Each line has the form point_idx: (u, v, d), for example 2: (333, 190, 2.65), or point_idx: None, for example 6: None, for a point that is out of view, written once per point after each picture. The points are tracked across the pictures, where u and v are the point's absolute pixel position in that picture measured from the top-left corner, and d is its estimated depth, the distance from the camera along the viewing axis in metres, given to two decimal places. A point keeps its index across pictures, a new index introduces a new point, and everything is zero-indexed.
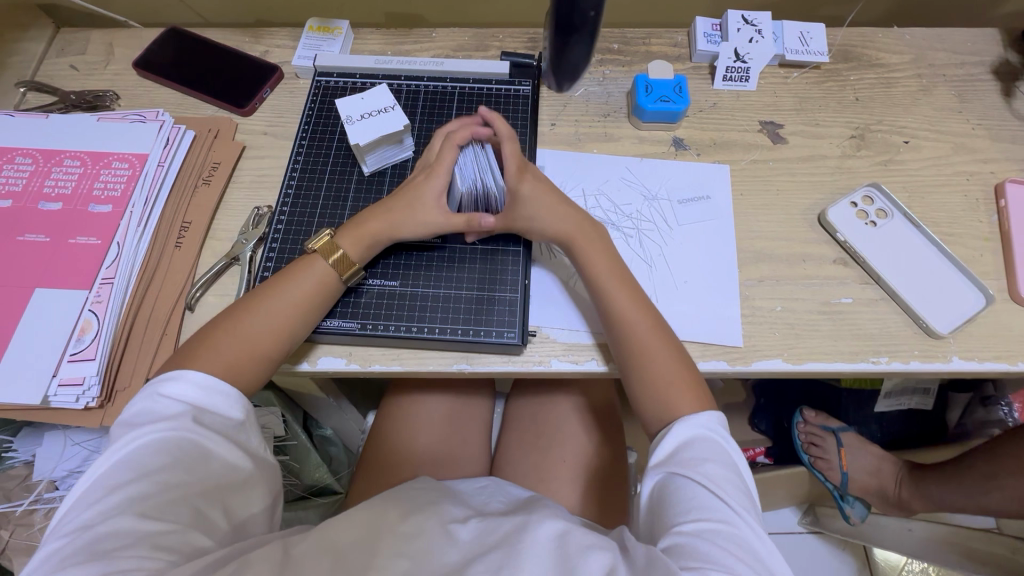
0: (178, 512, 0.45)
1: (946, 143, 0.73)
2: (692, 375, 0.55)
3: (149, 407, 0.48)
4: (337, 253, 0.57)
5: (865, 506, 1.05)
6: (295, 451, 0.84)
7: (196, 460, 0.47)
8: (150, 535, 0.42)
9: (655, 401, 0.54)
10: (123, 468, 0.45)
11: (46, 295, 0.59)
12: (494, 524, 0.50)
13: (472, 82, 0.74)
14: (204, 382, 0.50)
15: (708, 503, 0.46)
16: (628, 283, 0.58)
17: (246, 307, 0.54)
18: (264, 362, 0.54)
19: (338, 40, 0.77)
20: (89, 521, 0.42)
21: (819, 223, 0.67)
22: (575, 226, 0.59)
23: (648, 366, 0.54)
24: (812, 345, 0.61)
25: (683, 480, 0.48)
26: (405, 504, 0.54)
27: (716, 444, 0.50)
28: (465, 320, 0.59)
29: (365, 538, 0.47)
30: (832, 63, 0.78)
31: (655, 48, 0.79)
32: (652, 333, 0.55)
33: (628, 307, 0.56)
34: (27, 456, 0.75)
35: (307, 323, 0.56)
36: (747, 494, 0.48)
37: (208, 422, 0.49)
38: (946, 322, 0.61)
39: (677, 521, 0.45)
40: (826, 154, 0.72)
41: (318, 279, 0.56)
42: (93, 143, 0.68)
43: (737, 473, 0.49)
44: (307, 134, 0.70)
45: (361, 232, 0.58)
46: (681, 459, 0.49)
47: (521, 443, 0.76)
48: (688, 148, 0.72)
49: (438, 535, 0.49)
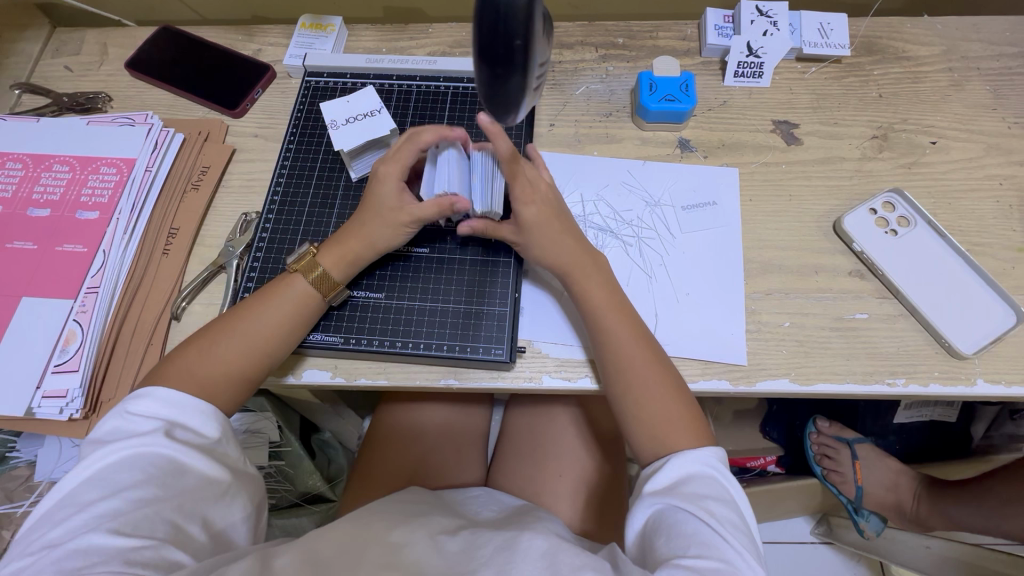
0: (152, 526, 0.42)
1: (977, 143, 0.67)
2: (685, 400, 0.52)
3: (121, 424, 0.46)
4: (317, 271, 0.55)
5: (881, 519, 0.99)
6: (290, 456, 0.83)
7: (169, 474, 0.44)
8: (120, 552, 0.39)
9: (646, 426, 0.51)
10: (92, 484, 0.43)
11: (33, 305, 0.59)
12: (484, 537, 0.48)
13: (467, 81, 0.71)
14: (177, 399, 0.48)
15: (710, 540, 0.42)
16: (627, 312, 0.55)
17: (223, 327, 0.53)
18: (242, 381, 0.52)
19: (330, 37, 0.74)
20: (57, 541, 0.40)
21: (835, 231, 0.63)
22: (570, 257, 0.56)
23: (637, 390, 0.52)
24: (823, 364, 0.57)
25: (682, 515, 0.44)
26: (390, 517, 0.51)
27: (718, 481, 0.47)
28: (452, 335, 0.57)
29: (347, 549, 0.45)
30: (854, 57, 0.72)
31: (662, 42, 0.74)
32: (641, 354, 0.53)
33: (619, 334, 0.53)
34: (30, 456, 0.76)
35: (286, 343, 0.54)
36: (749, 535, 0.45)
37: (183, 437, 0.47)
38: (971, 342, 0.56)
39: (676, 557, 0.42)
40: (844, 156, 0.67)
41: (299, 298, 0.54)
42: (83, 147, 0.67)
43: (738, 512, 0.46)
44: (295, 138, 0.68)
45: (343, 248, 0.56)
46: (680, 492, 0.46)
47: (518, 456, 0.73)
48: (694, 150, 0.68)
49: (424, 547, 0.46)
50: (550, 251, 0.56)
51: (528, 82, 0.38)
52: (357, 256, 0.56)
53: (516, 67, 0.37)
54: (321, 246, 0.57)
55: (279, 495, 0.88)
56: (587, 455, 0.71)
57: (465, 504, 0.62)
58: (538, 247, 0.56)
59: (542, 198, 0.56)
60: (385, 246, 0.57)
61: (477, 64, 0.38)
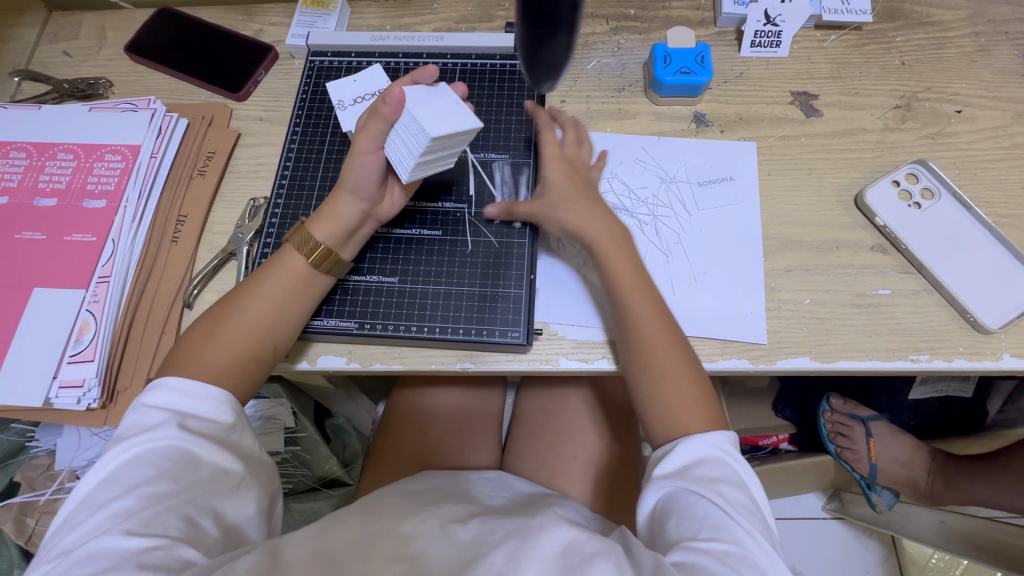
0: (164, 523, 0.42)
1: (1004, 111, 0.65)
2: (701, 381, 0.52)
3: (135, 418, 0.47)
4: (310, 243, 0.54)
5: (894, 493, 0.99)
6: (305, 442, 0.83)
7: (181, 468, 0.44)
8: (133, 553, 0.40)
9: (662, 407, 0.51)
10: (106, 485, 0.43)
11: (45, 296, 0.58)
12: (495, 524, 0.48)
13: (475, 57, 0.68)
14: (189, 388, 0.48)
15: (721, 522, 0.42)
16: (651, 290, 0.54)
17: (224, 308, 0.53)
18: (247, 361, 0.51)
19: (333, 15, 0.72)
20: (73, 546, 0.41)
21: (856, 205, 0.61)
22: (602, 227, 0.55)
23: (660, 368, 0.51)
24: (844, 341, 0.56)
25: (693, 497, 0.44)
26: (400, 508, 0.51)
27: (729, 464, 0.47)
28: (468, 319, 0.57)
29: (360, 539, 0.45)
30: (875, 23, 0.70)
31: (675, 13, 0.72)
32: (659, 326, 0.52)
33: (642, 308, 0.52)
34: (49, 445, 0.78)
35: (289, 318, 0.53)
36: (760, 514, 0.45)
37: (196, 427, 0.47)
38: (998, 316, 0.55)
39: (687, 539, 0.42)
40: (866, 127, 0.65)
41: (293, 271, 0.54)
42: (86, 134, 0.66)
43: (748, 493, 0.46)
44: (301, 119, 0.66)
45: (336, 219, 0.54)
46: (692, 476, 0.46)
47: (533, 437, 0.73)
48: (710, 124, 0.66)
49: (435, 535, 0.46)
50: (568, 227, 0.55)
51: (574, 37, 0.38)
52: (345, 223, 0.55)
53: (564, 25, 0.36)
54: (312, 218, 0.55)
55: (297, 480, 0.89)
56: (600, 436, 0.71)
57: (475, 487, 0.62)
58: (563, 213, 0.56)
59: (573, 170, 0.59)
60: None
61: (519, 23, 0.38)
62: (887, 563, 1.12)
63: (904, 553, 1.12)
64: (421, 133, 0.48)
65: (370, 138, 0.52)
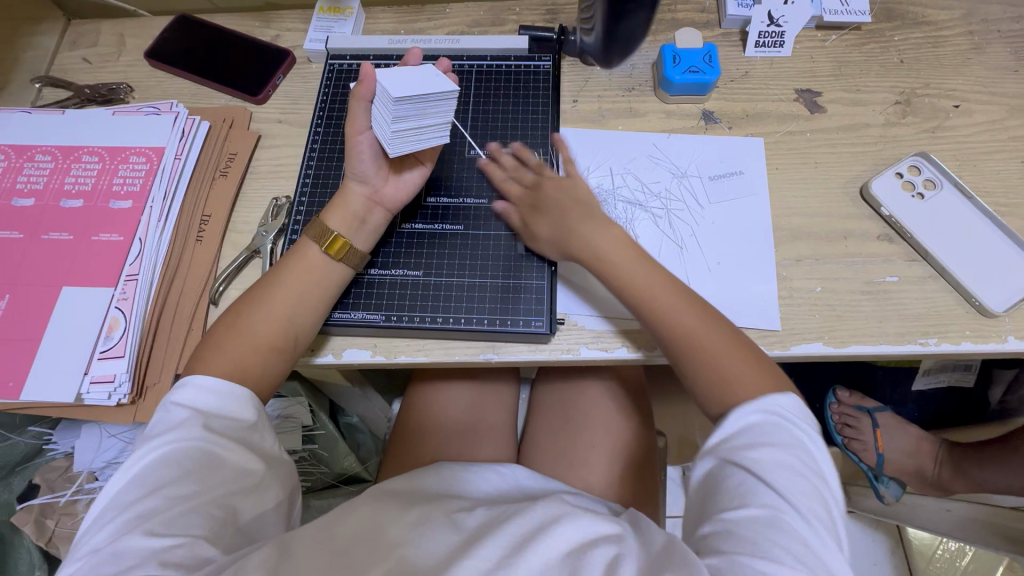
0: (188, 522, 0.42)
1: (1000, 106, 0.68)
2: (747, 347, 0.52)
3: (161, 417, 0.47)
4: (327, 235, 0.56)
5: (901, 484, 1.01)
6: (323, 439, 0.85)
7: (205, 468, 0.45)
8: (155, 553, 0.40)
9: (722, 382, 0.51)
10: (132, 485, 0.44)
11: (73, 294, 0.59)
12: (501, 509, 0.48)
13: (489, 59, 0.71)
14: (211, 385, 0.49)
15: (755, 490, 0.43)
16: (675, 286, 0.54)
17: (244, 302, 0.54)
18: (269, 353, 0.52)
19: (349, 21, 0.74)
20: (100, 544, 0.41)
21: (862, 197, 0.64)
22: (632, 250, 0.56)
23: (710, 366, 0.51)
24: (855, 327, 0.58)
25: (730, 468, 0.45)
26: (419, 498, 0.51)
27: (775, 427, 0.47)
28: (491, 310, 0.58)
29: (365, 532, 0.44)
30: (874, 23, 0.72)
31: (681, 15, 0.74)
32: (697, 323, 0.52)
33: (672, 309, 0.52)
34: (66, 447, 0.78)
35: (308, 310, 0.54)
36: (814, 482, 0.44)
37: (217, 428, 0.47)
38: (1002, 300, 0.57)
39: (720, 510, 0.44)
40: (869, 122, 0.67)
41: (308, 264, 0.55)
42: (111, 138, 0.67)
43: (798, 455, 0.45)
44: (322, 121, 0.68)
45: (352, 213, 0.57)
46: (732, 445, 0.47)
47: (548, 430, 0.74)
48: (718, 121, 0.68)
49: (450, 528, 0.45)
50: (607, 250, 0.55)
51: (651, 16, 0.52)
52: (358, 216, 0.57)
53: (634, 9, 0.51)
54: (327, 211, 0.57)
55: (315, 477, 0.92)
56: (618, 428, 0.72)
57: (479, 472, 0.60)
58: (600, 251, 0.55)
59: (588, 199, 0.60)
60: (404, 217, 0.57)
61: (605, 19, 0.55)
62: (895, 554, 1.13)
63: (910, 546, 1.13)
64: (388, 98, 0.49)
65: (361, 117, 0.55)
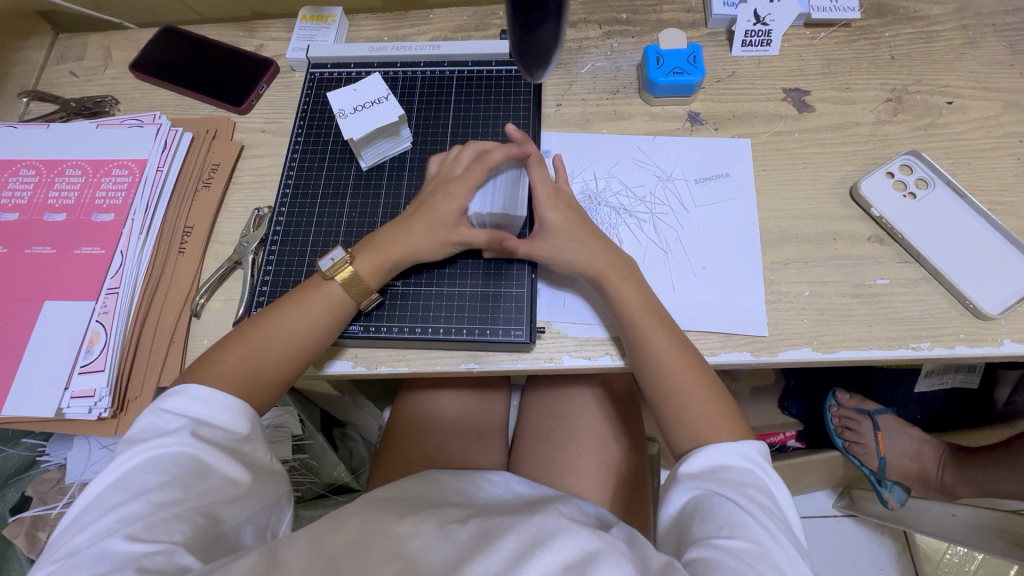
0: (171, 529, 0.42)
1: (995, 101, 0.66)
2: (715, 385, 0.52)
3: (152, 421, 0.47)
4: (349, 274, 0.55)
5: (905, 489, 0.98)
6: (313, 449, 0.84)
7: (193, 476, 0.44)
8: (134, 558, 0.39)
9: (688, 427, 0.51)
10: (117, 487, 0.43)
11: (56, 308, 0.59)
12: (496, 523, 0.46)
13: (471, 64, 0.70)
14: (211, 397, 0.48)
15: (742, 522, 0.42)
16: (647, 291, 0.55)
17: (259, 326, 0.53)
18: (266, 380, 0.52)
19: (331, 28, 0.74)
20: (80, 545, 0.40)
21: (851, 197, 0.62)
22: (607, 261, 0.55)
23: (676, 391, 0.51)
24: (845, 332, 0.56)
25: (720, 500, 0.44)
26: (404, 504, 0.50)
27: (759, 477, 0.46)
28: (471, 319, 0.58)
29: (357, 542, 0.43)
30: (864, 19, 0.71)
31: (667, 15, 0.73)
32: (670, 345, 0.52)
33: (638, 309, 0.53)
34: (59, 459, 0.79)
35: (320, 343, 0.54)
36: (786, 519, 0.45)
37: (209, 436, 0.47)
38: (996, 302, 0.55)
39: (708, 538, 0.42)
40: (859, 121, 0.66)
41: (334, 303, 0.54)
42: (94, 151, 0.67)
43: (774, 502, 0.45)
44: (303, 130, 0.68)
45: (375, 253, 0.56)
46: (720, 478, 0.46)
47: (537, 438, 0.73)
48: (704, 123, 0.67)
49: (430, 532, 0.44)
50: (589, 255, 0.55)
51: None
52: (374, 250, 0.56)
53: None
54: (357, 250, 0.57)
55: (304, 487, 0.91)
56: (608, 437, 0.71)
57: (478, 482, 0.59)
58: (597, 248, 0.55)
59: (572, 204, 0.58)
60: (399, 246, 0.56)
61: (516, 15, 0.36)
62: (901, 560, 1.10)
63: (917, 550, 1.10)
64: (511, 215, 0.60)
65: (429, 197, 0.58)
